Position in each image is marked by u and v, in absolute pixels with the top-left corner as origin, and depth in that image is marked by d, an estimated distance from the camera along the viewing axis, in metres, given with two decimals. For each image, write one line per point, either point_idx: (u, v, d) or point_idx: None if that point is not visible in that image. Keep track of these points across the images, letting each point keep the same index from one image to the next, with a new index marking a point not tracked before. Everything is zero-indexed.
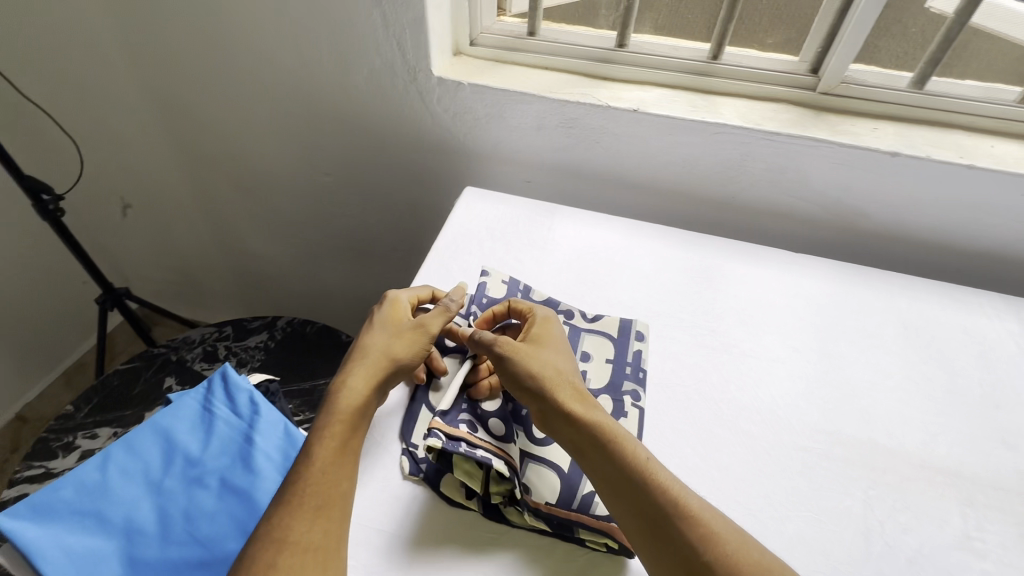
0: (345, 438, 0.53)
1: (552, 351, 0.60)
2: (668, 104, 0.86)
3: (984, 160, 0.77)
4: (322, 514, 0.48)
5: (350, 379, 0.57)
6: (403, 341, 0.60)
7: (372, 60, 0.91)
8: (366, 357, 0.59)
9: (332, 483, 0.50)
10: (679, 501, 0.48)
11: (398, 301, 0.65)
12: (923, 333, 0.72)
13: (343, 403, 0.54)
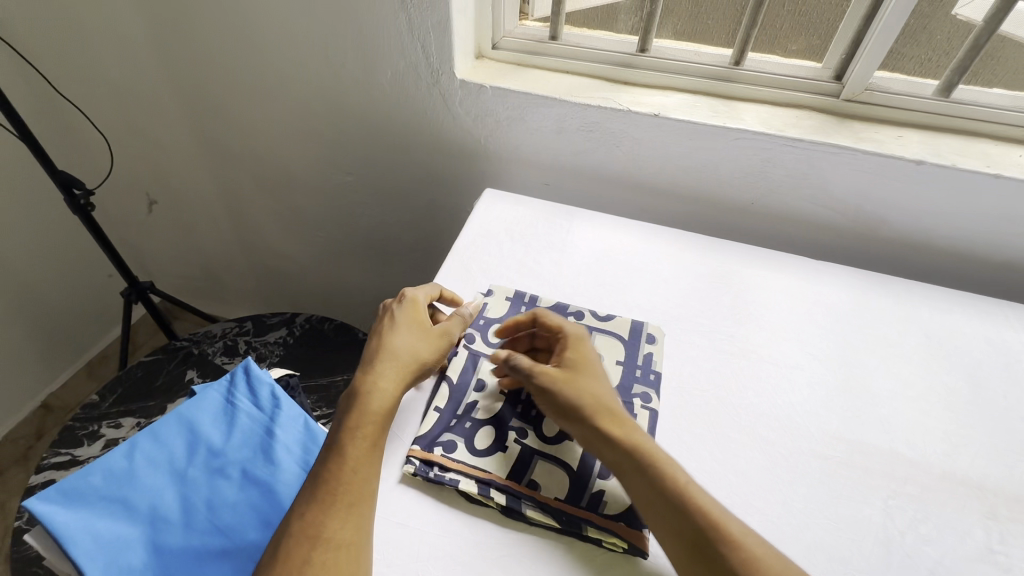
0: (377, 438, 0.54)
1: (585, 373, 0.58)
2: (690, 109, 0.86)
3: (1011, 169, 0.76)
4: (355, 512, 0.49)
5: (380, 380, 0.57)
6: (431, 347, 0.62)
7: (396, 63, 0.92)
8: (396, 358, 0.59)
9: (365, 482, 0.51)
10: (723, 526, 0.47)
11: (419, 302, 0.65)
12: (947, 344, 0.72)
13: (376, 404, 0.55)
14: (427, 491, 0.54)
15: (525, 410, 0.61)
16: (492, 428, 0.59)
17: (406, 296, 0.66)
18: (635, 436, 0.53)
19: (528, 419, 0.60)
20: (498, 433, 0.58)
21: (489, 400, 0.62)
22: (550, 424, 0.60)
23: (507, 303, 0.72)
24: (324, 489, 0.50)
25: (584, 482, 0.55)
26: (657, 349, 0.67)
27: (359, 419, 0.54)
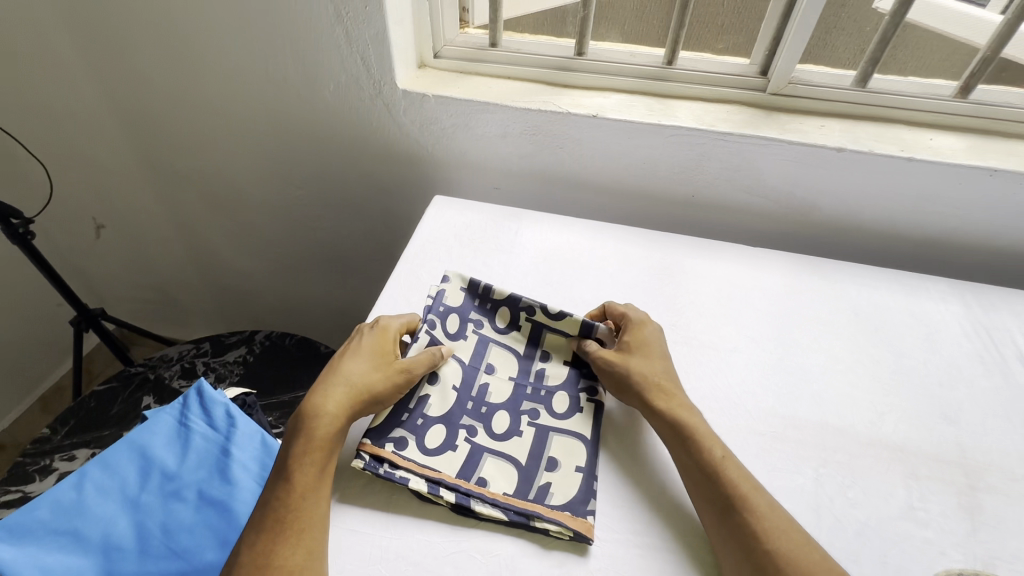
0: (320, 464, 0.53)
1: (644, 355, 0.65)
2: (627, 109, 0.89)
3: (923, 152, 0.82)
4: (299, 536, 0.49)
5: (326, 403, 0.57)
6: (385, 376, 0.60)
7: (338, 76, 0.93)
8: (345, 384, 0.58)
9: (309, 506, 0.51)
10: (751, 499, 0.52)
11: (388, 330, 0.65)
12: (873, 319, 0.76)
13: (319, 429, 0.55)
14: (380, 497, 0.55)
15: (476, 407, 0.63)
16: (443, 426, 0.60)
17: (377, 322, 0.66)
18: (680, 414, 0.59)
19: (478, 416, 0.62)
20: (450, 430, 0.60)
21: (442, 395, 0.62)
22: (500, 422, 0.62)
23: (466, 292, 0.72)
24: (269, 515, 0.50)
25: (531, 476, 0.57)
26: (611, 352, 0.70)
27: (301, 442, 0.54)
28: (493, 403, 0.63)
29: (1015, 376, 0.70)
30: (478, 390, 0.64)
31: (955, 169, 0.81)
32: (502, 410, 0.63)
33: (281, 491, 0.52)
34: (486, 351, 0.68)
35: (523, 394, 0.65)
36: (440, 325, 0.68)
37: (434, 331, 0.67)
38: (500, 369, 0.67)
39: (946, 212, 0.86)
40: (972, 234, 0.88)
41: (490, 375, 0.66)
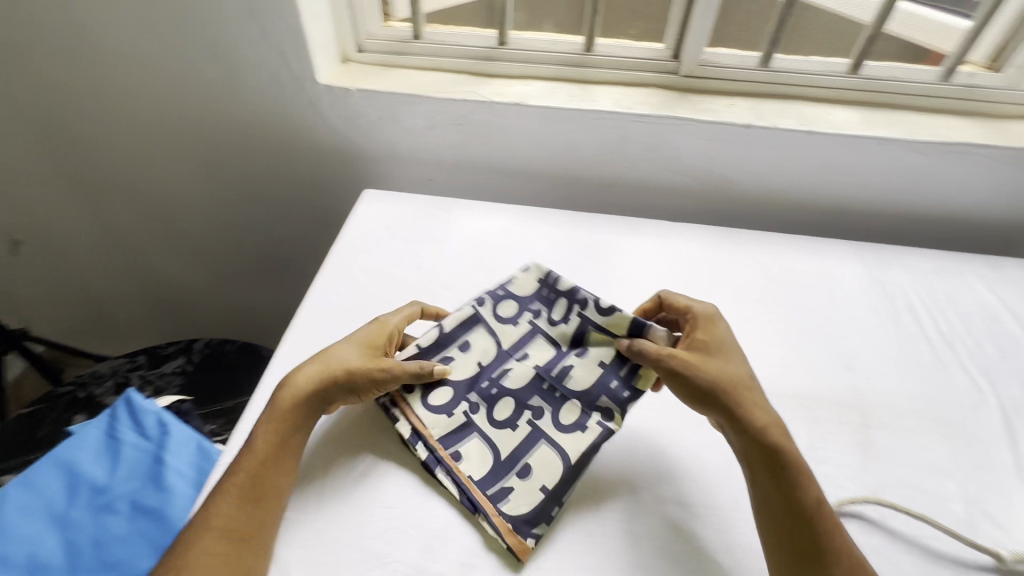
0: (277, 439, 0.57)
1: (717, 354, 0.62)
2: (549, 96, 0.92)
3: (821, 125, 0.88)
4: (244, 505, 0.53)
5: (301, 382, 0.60)
6: (365, 364, 0.62)
7: (257, 73, 0.91)
8: (324, 365, 0.61)
9: (260, 479, 0.55)
10: (831, 534, 0.52)
11: (386, 322, 0.67)
12: (783, 282, 0.82)
13: (286, 406, 0.58)
14: None
15: (488, 387, 0.65)
16: (450, 391, 0.64)
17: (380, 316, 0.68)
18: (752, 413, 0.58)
19: (485, 398, 0.64)
20: (454, 402, 0.64)
21: (454, 368, 0.66)
22: (502, 409, 0.63)
23: (537, 285, 0.71)
24: (225, 481, 0.55)
25: (502, 472, 0.59)
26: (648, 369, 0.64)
27: (268, 417, 0.59)
28: (508, 388, 0.64)
29: (906, 324, 0.77)
30: (496, 372, 0.66)
31: (849, 139, 0.87)
32: (511, 398, 0.64)
33: (240, 462, 0.56)
34: (537, 340, 0.69)
35: (539, 387, 0.65)
36: (492, 305, 0.70)
37: (483, 308, 0.69)
38: (536, 357, 0.67)
39: (846, 180, 0.93)
40: (869, 199, 0.95)
41: (522, 362, 0.66)
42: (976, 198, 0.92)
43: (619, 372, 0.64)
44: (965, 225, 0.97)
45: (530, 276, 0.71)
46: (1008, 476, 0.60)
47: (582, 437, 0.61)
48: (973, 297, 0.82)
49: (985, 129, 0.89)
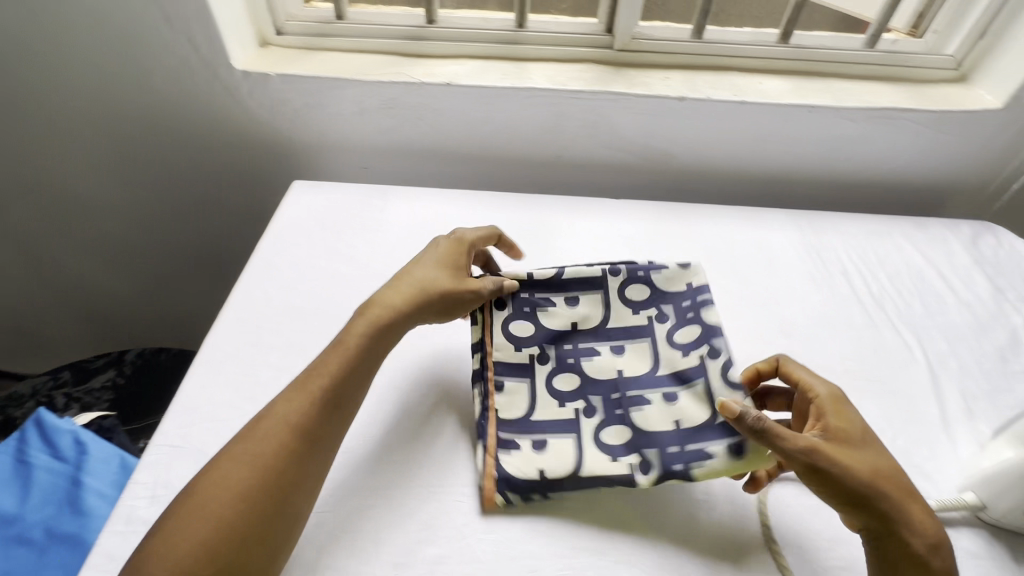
0: (348, 371, 0.53)
1: (857, 446, 0.50)
2: (482, 75, 0.89)
3: (753, 95, 0.88)
4: (285, 456, 0.47)
5: (394, 297, 0.58)
6: (455, 283, 0.60)
7: (164, 60, 0.85)
8: (416, 283, 0.59)
9: (312, 429, 0.49)
10: None
11: (464, 244, 0.65)
12: (723, 254, 0.82)
13: (384, 323, 0.56)
14: None
15: (568, 353, 0.61)
16: (533, 326, 0.62)
17: (457, 236, 0.67)
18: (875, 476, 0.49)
19: (560, 360, 0.61)
20: (531, 339, 0.61)
21: (550, 316, 0.63)
22: (563, 381, 0.59)
23: (685, 286, 0.63)
24: (264, 422, 0.49)
25: (522, 429, 0.56)
26: (717, 463, 0.52)
27: (340, 349, 0.54)
28: (585, 368, 0.60)
29: (839, 287, 0.79)
30: (583, 347, 0.62)
31: (780, 108, 0.88)
32: (579, 377, 0.59)
33: (287, 406, 0.50)
34: (638, 341, 0.61)
35: (608, 392, 0.58)
36: (624, 283, 0.64)
37: (614, 277, 0.63)
38: (626, 360, 0.60)
39: (780, 150, 0.94)
40: (804, 167, 0.97)
41: (612, 355, 0.61)
42: (902, 161, 0.95)
43: (688, 445, 0.54)
44: (894, 188, 1.00)
45: (682, 273, 0.63)
46: (934, 428, 0.62)
47: (606, 464, 0.54)
48: (901, 257, 0.84)
49: (908, 93, 0.91)
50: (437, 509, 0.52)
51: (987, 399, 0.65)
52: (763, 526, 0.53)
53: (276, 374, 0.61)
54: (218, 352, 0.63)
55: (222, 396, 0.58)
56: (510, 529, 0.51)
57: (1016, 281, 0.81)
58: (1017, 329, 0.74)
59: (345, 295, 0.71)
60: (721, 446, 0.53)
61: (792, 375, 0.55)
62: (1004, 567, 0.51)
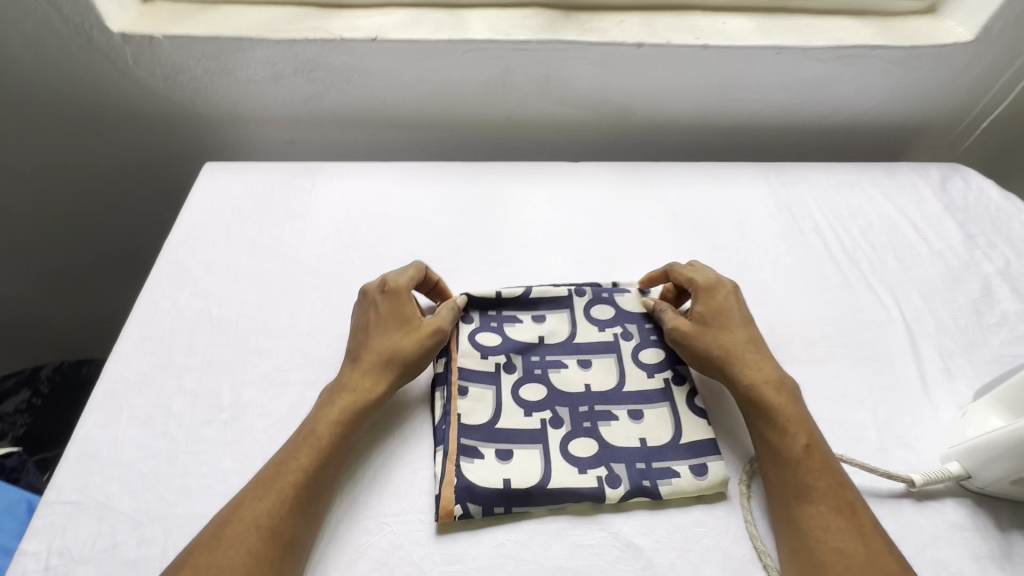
0: (327, 465, 0.47)
1: (717, 320, 0.56)
2: (413, 27, 0.77)
3: (717, 38, 0.80)
4: (259, 566, 0.41)
5: (361, 382, 0.51)
6: (419, 341, 0.53)
7: (21, 24, 0.70)
8: (379, 360, 0.52)
9: (288, 531, 0.43)
10: None
11: (403, 290, 0.56)
12: (691, 217, 0.76)
13: (362, 411, 0.50)
14: (155, 548, 0.44)
15: (534, 363, 0.56)
16: (496, 339, 0.57)
17: (386, 284, 0.56)
18: (771, 396, 0.51)
19: (526, 370, 0.55)
20: (497, 349, 0.56)
21: (515, 329, 0.58)
22: (529, 392, 0.54)
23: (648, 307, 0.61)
24: (230, 526, 0.43)
25: (488, 436, 0.50)
26: (685, 482, 0.49)
27: (311, 441, 0.47)
28: (551, 380, 0.55)
29: (814, 246, 0.74)
30: (550, 358, 0.56)
31: (746, 51, 0.80)
32: (546, 388, 0.54)
33: (255, 506, 0.43)
34: (606, 354, 0.57)
35: (576, 405, 0.53)
36: (590, 301, 0.61)
37: (578, 298, 0.61)
38: (595, 374, 0.55)
39: (747, 97, 0.87)
40: (772, 115, 0.90)
41: (580, 369, 0.56)
42: (873, 103, 0.90)
43: (655, 461, 0.50)
44: (863, 132, 0.95)
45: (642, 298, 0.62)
46: (915, 393, 0.59)
47: (575, 472, 0.49)
48: (873, 208, 0.80)
49: (879, 28, 0.85)
50: (390, 541, 0.46)
51: (965, 356, 0.63)
52: (747, 523, 0.48)
53: (192, 401, 0.52)
54: (120, 381, 0.53)
55: (127, 434, 0.50)
56: (473, 555, 0.45)
57: (987, 225, 0.79)
58: (990, 278, 0.71)
59: (272, 298, 0.62)
60: (687, 465, 0.50)
61: (676, 275, 0.61)
62: (991, 537, 0.49)
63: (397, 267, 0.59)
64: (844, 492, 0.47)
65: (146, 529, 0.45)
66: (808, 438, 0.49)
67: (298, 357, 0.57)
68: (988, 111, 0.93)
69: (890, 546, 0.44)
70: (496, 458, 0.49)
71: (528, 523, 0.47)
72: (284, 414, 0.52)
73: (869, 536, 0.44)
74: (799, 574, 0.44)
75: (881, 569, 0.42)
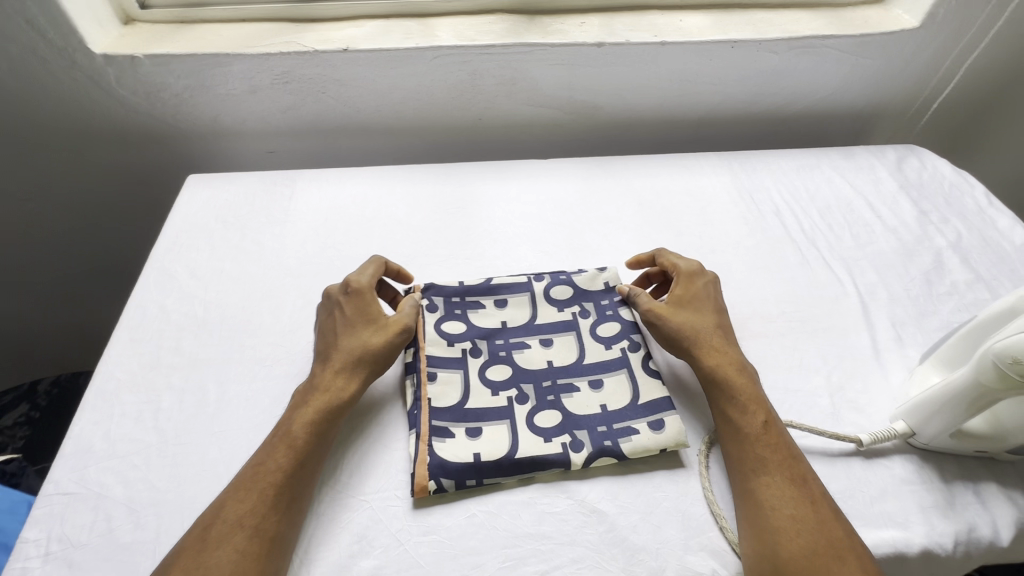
0: (303, 464, 0.49)
1: (693, 307, 0.59)
2: (382, 36, 0.80)
3: (673, 35, 0.84)
4: (248, 561, 0.43)
5: (333, 380, 0.54)
6: (384, 336, 0.56)
7: (6, 49, 0.73)
8: (348, 357, 0.55)
9: (271, 527, 0.45)
10: None
11: (365, 290, 0.59)
12: (656, 206, 0.80)
13: (335, 407, 0.52)
14: (148, 532, 0.47)
15: (499, 346, 0.59)
16: (462, 325, 0.61)
17: (349, 285, 0.59)
18: (731, 377, 0.54)
19: (491, 353, 0.58)
20: (463, 335, 0.60)
21: (479, 315, 0.62)
22: (496, 372, 0.57)
23: (603, 286, 0.65)
24: (215, 526, 0.45)
25: (458, 416, 0.54)
26: (644, 439, 0.52)
27: (286, 443, 0.50)
28: (516, 360, 0.58)
29: (773, 229, 0.78)
30: (514, 340, 0.60)
31: (702, 47, 0.84)
32: (511, 368, 0.57)
33: (238, 506, 0.46)
34: (566, 332, 0.61)
35: (540, 380, 0.57)
36: (550, 285, 0.64)
37: (537, 283, 0.64)
38: (556, 351, 0.59)
39: (707, 90, 0.91)
40: (733, 106, 0.94)
41: (542, 347, 0.59)
42: (830, 90, 0.94)
43: (615, 424, 0.54)
44: (823, 118, 0.99)
45: (597, 277, 0.65)
46: (867, 360, 0.62)
47: (541, 446, 0.52)
48: (831, 190, 0.84)
49: (829, 19, 0.88)
50: (369, 516, 0.49)
51: (916, 324, 0.66)
52: (705, 489, 0.51)
53: (180, 395, 0.56)
54: (111, 381, 0.57)
55: (119, 429, 0.53)
56: (448, 526, 0.49)
57: (940, 202, 0.82)
58: (942, 251, 0.75)
59: (254, 298, 0.65)
60: (646, 422, 0.54)
61: (662, 262, 0.65)
62: (935, 489, 0.52)
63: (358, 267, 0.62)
64: (796, 465, 0.50)
65: (139, 515, 0.48)
66: (765, 416, 0.52)
67: (279, 352, 0.60)
68: (939, 94, 0.97)
69: (838, 513, 0.48)
70: (464, 432, 0.53)
71: (498, 494, 0.51)
72: (267, 405, 0.55)
73: (819, 504, 0.48)
74: (753, 542, 0.47)
75: (830, 536, 0.46)
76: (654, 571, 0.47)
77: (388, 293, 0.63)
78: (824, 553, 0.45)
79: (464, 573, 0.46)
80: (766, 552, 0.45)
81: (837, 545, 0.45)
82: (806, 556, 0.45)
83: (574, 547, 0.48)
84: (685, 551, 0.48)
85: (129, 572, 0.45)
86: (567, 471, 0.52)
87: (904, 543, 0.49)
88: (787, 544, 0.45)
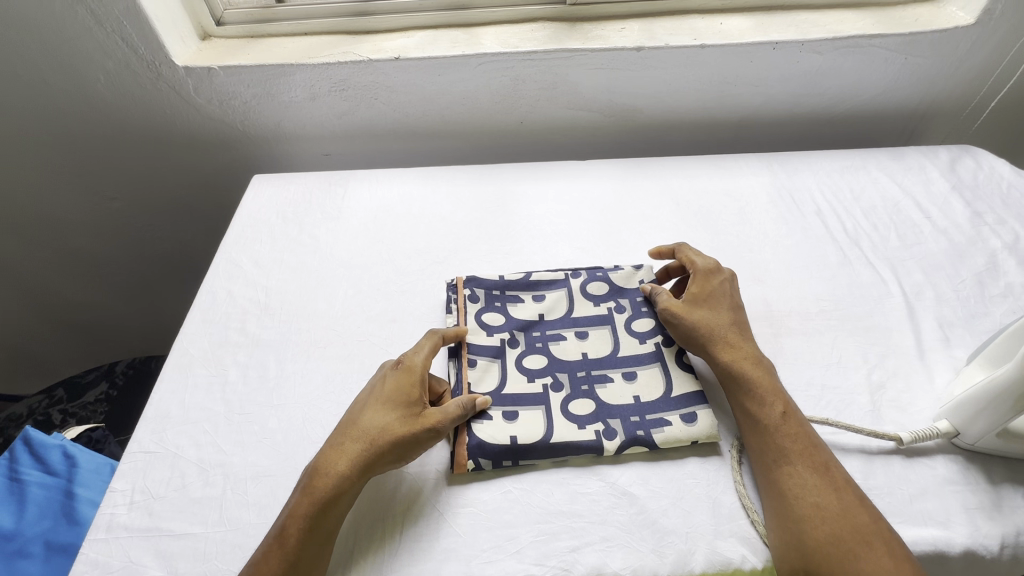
0: (294, 567, 0.46)
1: (711, 304, 0.60)
2: (431, 45, 0.85)
3: (713, 37, 0.85)
4: (297, 549, 0.46)
5: (338, 461, 0.50)
6: (410, 427, 0.52)
7: (105, 64, 0.82)
8: (362, 438, 0.51)
9: (317, 530, 0.47)
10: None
11: (414, 369, 0.55)
12: (693, 205, 0.81)
13: (331, 497, 0.48)
14: (217, 488, 0.52)
15: (536, 337, 0.62)
16: (501, 317, 0.64)
17: (402, 361, 0.56)
18: (750, 371, 0.55)
19: (528, 344, 0.61)
20: (502, 326, 0.63)
21: (517, 307, 0.65)
22: (532, 361, 0.60)
23: (640, 282, 0.67)
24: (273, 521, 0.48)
25: (496, 401, 0.57)
26: (677, 430, 0.54)
27: (278, 545, 0.47)
28: (551, 351, 0.61)
29: (813, 228, 0.77)
30: (550, 332, 0.63)
31: (742, 49, 0.85)
32: (547, 358, 0.60)
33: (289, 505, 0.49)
34: (601, 326, 0.63)
35: (575, 371, 0.59)
36: (586, 281, 0.67)
37: (574, 280, 0.67)
38: (591, 343, 0.61)
39: (747, 92, 0.91)
40: (775, 107, 0.94)
41: (577, 340, 0.62)
42: (877, 90, 0.92)
43: (648, 415, 0.55)
44: (871, 119, 0.97)
45: (633, 274, 0.67)
46: (911, 360, 0.61)
47: (574, 431, 0.54)
48: (877, 191, 0.82)
49: (877, 18, 0.87)
50: (412, 483, 0.53)
51: (965, 326, 0.64)
52: (734, 483, 0.52)
53: (245, 371, 0.61)
54: (186, 356, 0.63)
55: (192, 399, 0.59)
56: (484, 500, 0.52)
57: (997, 203, 0.79)
58: (996, 252, 0.72)
59: (310, 287, 0.70)
60: (678, 414, 0.55)
61: (682, 257, 0.66)
62: (981, 491, 0.51)
63: (419, 339, 0.59)
64: (818, 454, 0.50)
65: (208, 474, 0.53)
66: (785, 407, 0.53)
67: (332, 335, 0.65)
68: (995, 93, 0.94)
69: (863, 499, 0.48)
70: (501, 416, 0.55)
71: (533, 474, 0.53)
72: (320, 383, 0.60)
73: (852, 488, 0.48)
74: (780, 531, 0.47)
75: (855, 521, 0.46)
76: (683, 553, 0.48)
77: (438, 390, 0.58)
78: (852, 540, 0.45)
79: (499, 544, 0.49)
80: (795, 541, 0.46)
81: (871, 527, 0.46)
82: (833, 542, 0.45)
83: (605, 526, 0.49)
84: (715, 536, 0.49)
85: (199, 523, 0.50)
86: (599, 456, 0.54)
87: (945, 542, 0.48)
88: (815, 530, 0.46)
